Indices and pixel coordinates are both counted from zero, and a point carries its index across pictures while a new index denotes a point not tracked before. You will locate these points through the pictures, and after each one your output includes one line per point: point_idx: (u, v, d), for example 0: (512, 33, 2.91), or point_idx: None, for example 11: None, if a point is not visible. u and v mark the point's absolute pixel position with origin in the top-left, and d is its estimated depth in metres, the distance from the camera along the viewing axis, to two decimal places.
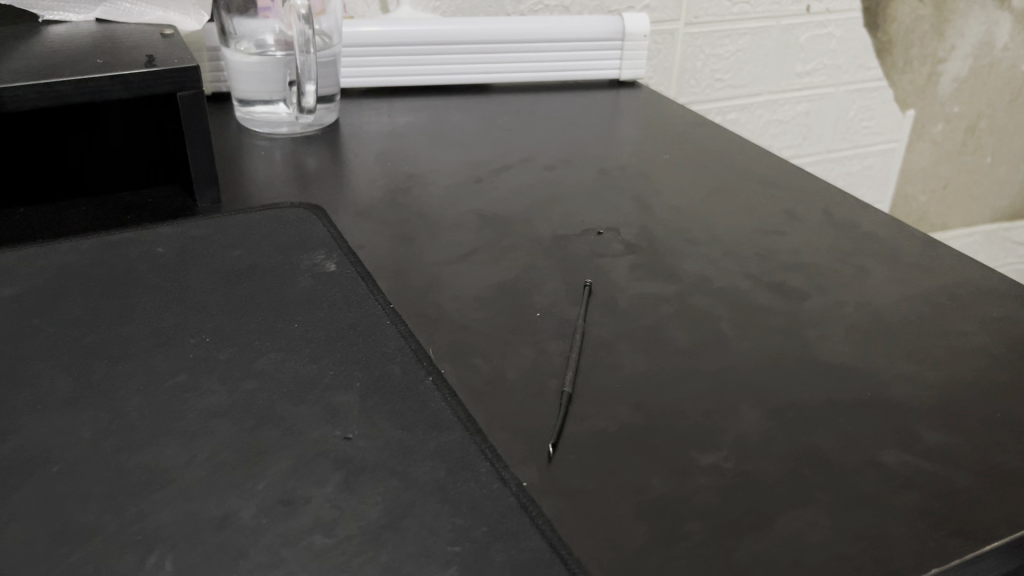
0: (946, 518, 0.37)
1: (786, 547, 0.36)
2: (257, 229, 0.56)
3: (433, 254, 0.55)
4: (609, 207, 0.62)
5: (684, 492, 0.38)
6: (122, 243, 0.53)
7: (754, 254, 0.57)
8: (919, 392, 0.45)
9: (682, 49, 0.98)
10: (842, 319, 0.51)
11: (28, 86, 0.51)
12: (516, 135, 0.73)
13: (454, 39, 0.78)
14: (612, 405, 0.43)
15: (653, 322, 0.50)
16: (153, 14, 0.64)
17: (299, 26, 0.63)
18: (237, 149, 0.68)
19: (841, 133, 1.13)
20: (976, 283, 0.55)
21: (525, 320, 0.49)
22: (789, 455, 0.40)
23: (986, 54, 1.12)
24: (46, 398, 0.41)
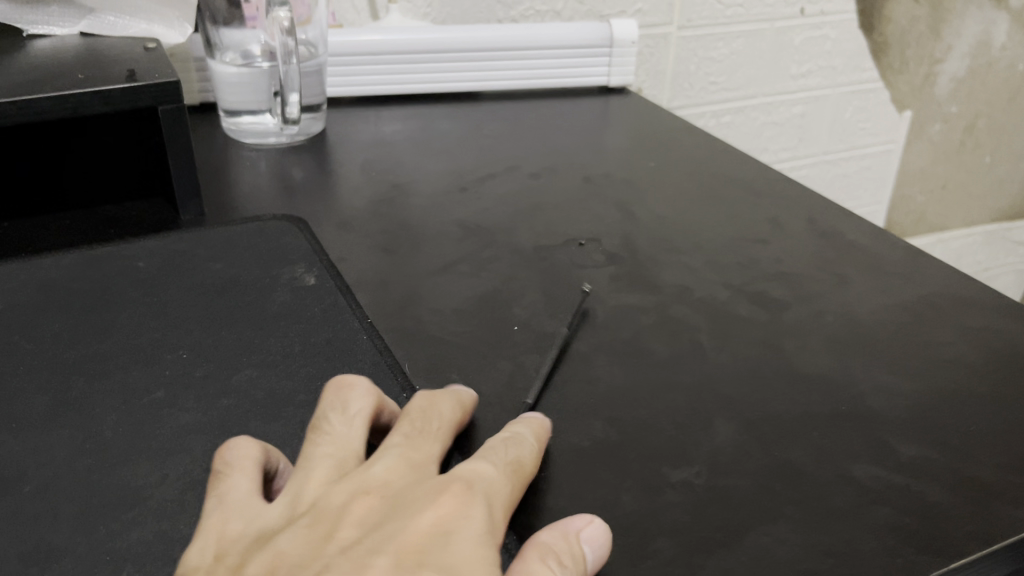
0: (918, 533, 0.37)
1: (755, 564, 0.35)
2: (238, 242, 0.56)
3: (414, 265, 0.55)
4: (592, 216, 0.62)
5: (654, 509, 0.38)
6: (104, 257, 0.54)
7: (736, 264, 0.57)
8: (895, 404, 0.45)
9: (676, 53, 0.97)
10: (822, 330, 0.50)
11: (9, 102, 0.51)
12: (503, 144, 0.73)
13: (442, 47, 0.77)
14: (586, 419, 0.43)
15: (631, 334, 0.49)
16: (137, 27, 0.64)
17: (282, 37, 0.63)
18: (224, 159, 0.68)
19: (838, 135, 1.13)
20: (959, 291, 0.54)
21: (504, 332, 0.49)
22: (762, 470, 0.40)
23: (983, 54, 1.11)
24: (21, 416, 0.41)
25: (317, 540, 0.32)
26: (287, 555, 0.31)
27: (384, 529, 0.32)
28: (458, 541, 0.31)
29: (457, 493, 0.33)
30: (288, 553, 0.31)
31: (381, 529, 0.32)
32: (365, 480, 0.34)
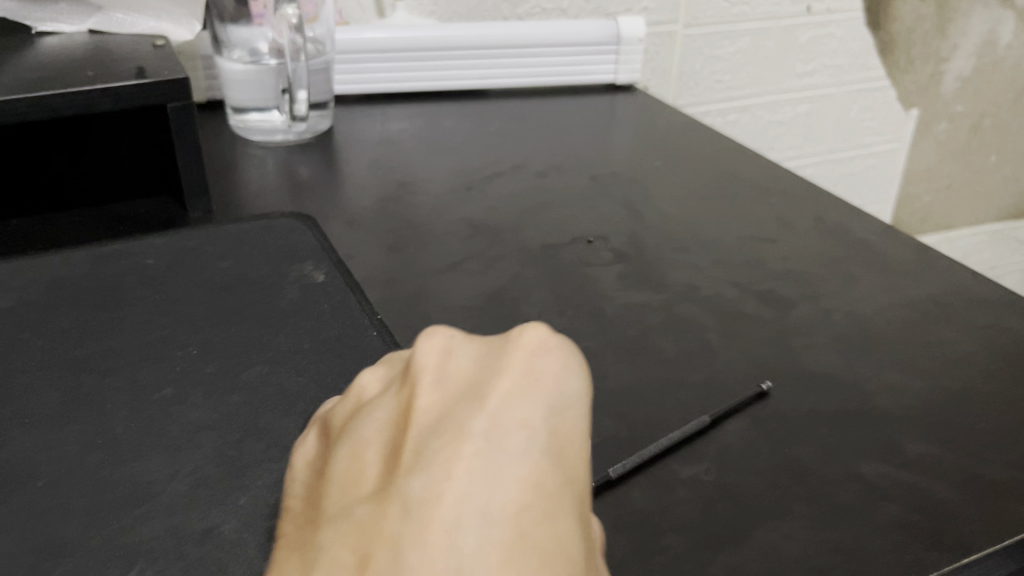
0: (926, 530, 0.37)
1: (764, 561, 0.35)
2: (246, 240, 0.56)
3: (421, 263, 0.55)
4: (599, 214, 0.62)
5: (664, 506, 0.38)
6: (113, 255, 0.54)
7: (743, 262, 0.57)
8: (903, 402, 0.45)
9: (681, 52, 0.97)
10: (829, 328, 0.51)
11: (20, 99, 0.52)
12: (510, 142, 0.73)
13: (449, 45, 0.77)
14: (595, 416, 0.43)
15: (639, 333, 0.50)
16: (146, 24, 0.65)
17: (290, 34, 0.64)
18: (231, 157, 0.68)
19: (844, 134, 1.13)
20: (967, 290, 0.54)
21: (512, 330, 0.49)
22: (770, 467, 0.40)
23: (989, 53, 1.10)
24: (33, 412, 0.41)
25: (397, 421, 0.26)
26: (370, 444, 0.26)
27: (466, 393, 0.26)
28: (565, 403, 0.26)
29: (529, 342, 0.27)
30: (370, 440, 0.26)
31: (464, 390, 0.26)
32: (424, 360, 0.27)
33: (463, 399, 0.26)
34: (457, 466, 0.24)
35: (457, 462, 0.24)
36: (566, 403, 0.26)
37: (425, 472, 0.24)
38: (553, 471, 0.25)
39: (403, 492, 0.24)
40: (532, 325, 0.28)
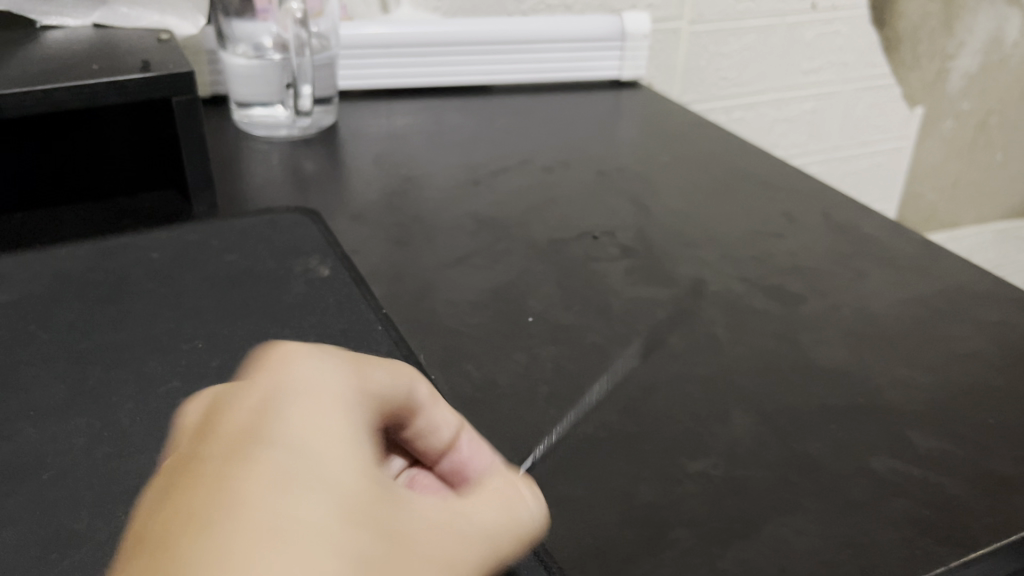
0: (936, 524, 0.37)
1: (775, 555, 0.35)
2: (251, 234, 0.56)
3: (426, 258, 0.55)
4: (605, 210, 0.62)
5: (673, 499, 0.38)
6: (118, 248, 0.54)
7: (750, 258, 0.57)
8: (913, 397, 0.44)
9: (687, 49, 0.96)
10: (837, 324, 0.50)
11: (24, 92, 0.51)
12: (515, 137, 0.73)
13: (453, 40, 0.77)
14: (602, 410, 0.43)
15: (647, 328, 0.49)
16: (150, 18, 0.64)
17: (295, 28, 0.64)
18: (235, 152, 0.68)
19: (849, 132, 1.12)
20: (976, 285, 0.54)
21: (519, 324, 0.49)
22: (779, 462, 0.40)
23: (995, 51, 1.10)
24: (38, 404, 0.41)
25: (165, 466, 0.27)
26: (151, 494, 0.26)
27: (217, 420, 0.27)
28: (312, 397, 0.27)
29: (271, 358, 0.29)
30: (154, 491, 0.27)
31: (220, 419, 0.27)
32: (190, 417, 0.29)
33: (213, 427, 0.27)
34: (207, 475, 0.25)
35: (205, 481, 0.24)
36: (308, 395, 0.27)
37: (184, 497, 0.24)
38: (331, 457, 0.25)
39: (155, 522, 0.23)
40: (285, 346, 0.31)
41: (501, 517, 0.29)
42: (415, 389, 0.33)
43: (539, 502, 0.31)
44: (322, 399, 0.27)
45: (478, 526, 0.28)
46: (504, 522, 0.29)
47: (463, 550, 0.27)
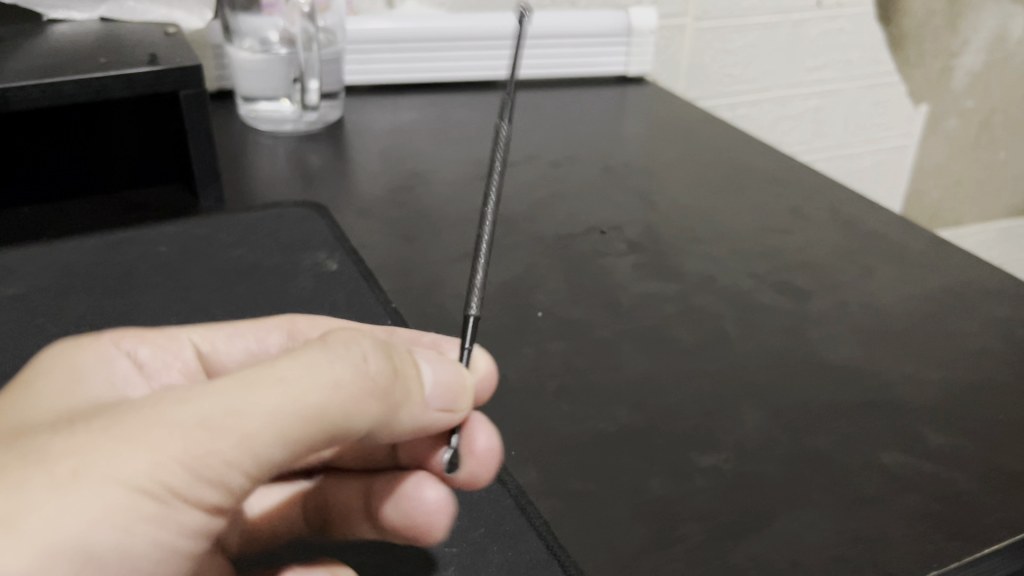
0: (947, 519, 0.37)
1: (786, 550, 0.35)
2: (259, 227, 0.56)
3: (434, 253, 0.55)
4: (612, 205, 0.62)
5: (684, 494, 0.38)
6: (126, 242, 0.54)
7: (758, 254, 0.56)
8: (922, 392, 0.44)
9: (692, 45, 0.96)
10: (846, 319, 0.50)
11: (33, 86, 0.51)
12: (521, 133, 0.72)
13: (459, 36, 0.77)
14: (613, 405, 0.43)
15: (655, 323, 0.49)
16: (157, 12, 0.64)
17: (303, 22, 0.65)
18: (242, 146, 0.67)
19: (852, 129, 1.12)
20: (984, 282, 0.54)
21: (527, 319, 0.49)
22: (789, 457, 0.40)
23: (1000, 49, 1.10)
24: None
25: None
26: None
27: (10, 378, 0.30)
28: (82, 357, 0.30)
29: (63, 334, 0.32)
30: None
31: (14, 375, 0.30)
32: None
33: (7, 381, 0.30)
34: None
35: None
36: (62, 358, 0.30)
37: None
38: (67, 390, 0.29)
39: None
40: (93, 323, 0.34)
41: (283, 376, 0.26)
42: (247, 350, 0.36)
43: (335, 356, 0.28)
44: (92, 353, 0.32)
45: (239, 382, 0.26)
46: (287, 375, 0.26)
47: (197, 407, 0.25)
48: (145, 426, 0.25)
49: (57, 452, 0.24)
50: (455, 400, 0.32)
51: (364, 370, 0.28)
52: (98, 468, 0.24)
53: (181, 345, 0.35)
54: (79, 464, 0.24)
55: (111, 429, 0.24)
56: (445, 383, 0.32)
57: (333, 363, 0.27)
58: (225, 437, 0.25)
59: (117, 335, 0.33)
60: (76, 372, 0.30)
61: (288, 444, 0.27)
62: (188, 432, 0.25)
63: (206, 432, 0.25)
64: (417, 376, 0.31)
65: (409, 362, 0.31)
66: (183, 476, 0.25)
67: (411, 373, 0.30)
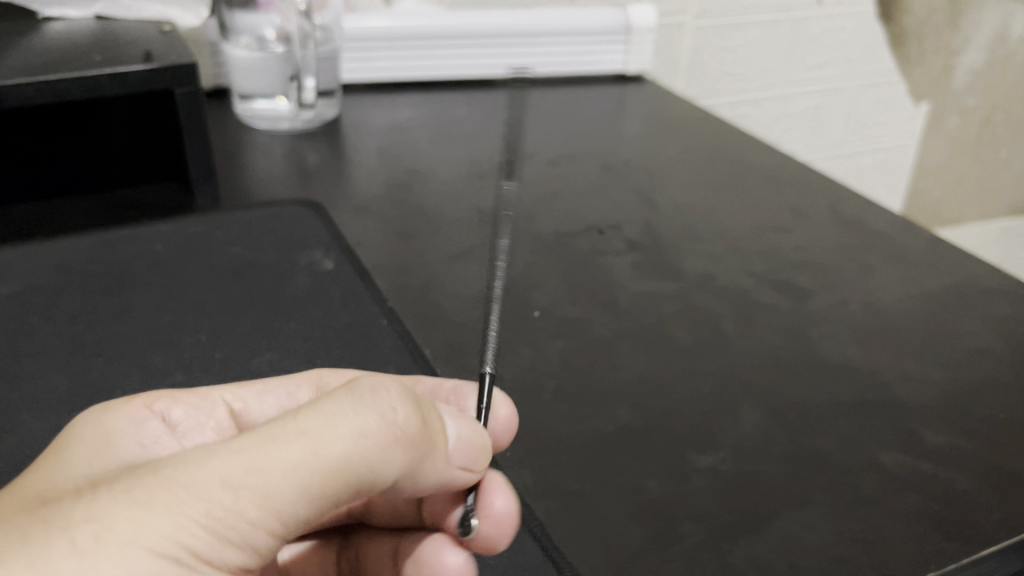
0: (947, 520, 0.36)
1: (785, 551, 0.35)
2: (255, 226, 0.56)
3: (431, 252, 0.55)
4: (610, 203, 0.61)
5: (682, 494, 0.37)
6: (121, 240, 0.53)
7: (757, 252, 0.56)
8: (923, 392, 0.44)
9: (692, 43, 0.96)
10: (846, 318, 0.50)
11: (26, 83, 0.51)
12: (520, 131, 0.72)
13: (458, 33, 0.76)
14: (610, 404, 0.42)
15: (654, 322, 0.49)
16: (153, 9, 0.64)
17: (298, 20, 0.66)
18: (238, 144, 0.67)
19: (853, 128, 1.12)
20: (984, 281, 0.54)
21: (525, 318, 0.49)
22: (788, 457, 0.39)
23: (1001, 47, 1.09)
24: (40, 397, 0.41)
25: None
26: None
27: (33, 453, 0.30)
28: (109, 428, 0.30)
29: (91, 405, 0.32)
30: None
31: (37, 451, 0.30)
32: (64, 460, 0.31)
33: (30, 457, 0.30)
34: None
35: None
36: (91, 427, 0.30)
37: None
38: (97, 454, 0.29)
39: None
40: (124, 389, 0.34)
41: (307, 430, 0.26)
42: (278, 407, 0.35)
43: (359, 405, 0.27)
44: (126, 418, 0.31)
45: (261, 438, 0.25)
46: (309, 428, 0.26)
47: (220, 465, 0.25)
48: (168, 488, 0.24)
49: (80, 516, 0.24)
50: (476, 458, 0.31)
51: (392, 420, 0.27)
52: (119, 533, 0.23)
53: (213, 405, 0.34)
54: (97, 527, 0.23)
55: (134, 491, 0.24)
56: (468, 438, 0.31)
57: (364, 419, 0.27)
58: (247, 494, 0.25)
59: (149, 397, 0.32)
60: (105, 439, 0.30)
61: (312, 499, 0.26)
62: (210, 490, 0.24)
63: (228, 491, 0.25)
64: (442, 428, 0.30)
65: (433, 412, 0.30)
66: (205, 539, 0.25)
67: (437, 423, 0.30)
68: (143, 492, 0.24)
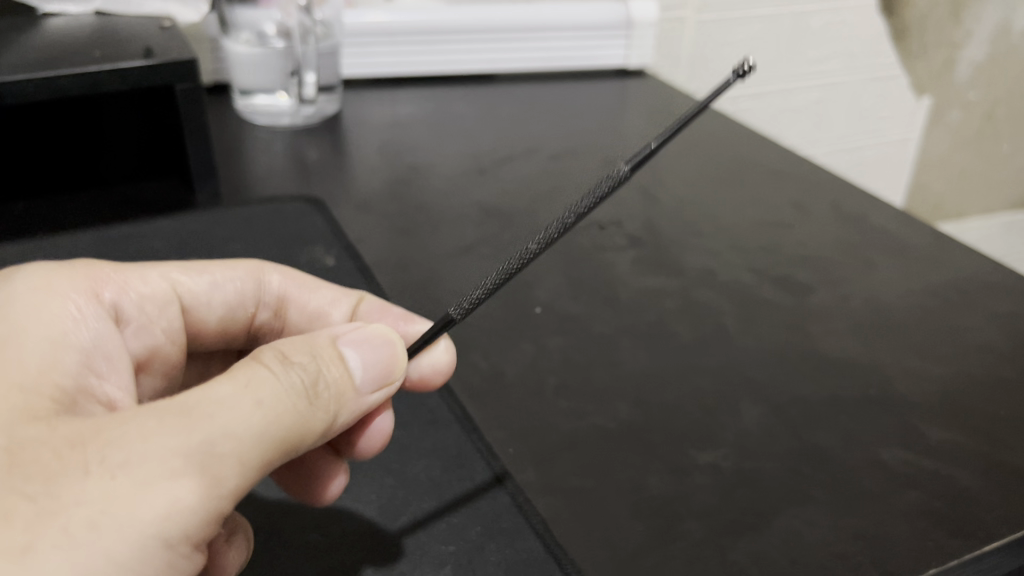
0: (949, 517, 0.36)
1: (785, 547, 0.35)
2: (255, 223, 0.56)
3: (433, 248, 0.55)
4: (612, 198, 0.61)
5: (683, 492, 0.37)
6: (121, 238, 0.54)
7: (759, 248, 0.56)
8: (924, 388, 0.44)
9: (693, 36, 0.95)
10: (848, 314, 0.50)
11: (27, 79, 0.51)
12: (520, 125, 0.72)
13: (458, 28, 0.76)
14: (612, 401, 0.42)
15: (655, 319, 0.49)
16: (153, 5, 0.64)
17: (298, 15, 0.66)
18: (239, 140, 0.67)
19: (853, 122, 1.12)
20: (985, 277, 0.53)
21: (525, 315, 0.49)
22: (790, 453, 0.40)
23: (1004, 40, 1.08)
24: None
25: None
26: None
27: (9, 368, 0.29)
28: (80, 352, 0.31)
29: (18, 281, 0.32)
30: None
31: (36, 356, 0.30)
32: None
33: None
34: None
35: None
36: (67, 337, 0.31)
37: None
38: (34, 362, 0.29)
39: None
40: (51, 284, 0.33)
41: (244, 411, 0.27)
42: (212, 281, 0.40)
43: (281, 381, 0.29)
44: (43, 301, 0.32)
45: (201, 407, 0.27)
46: (250, 404, 0.27)
47: (174, 444, 0.25)
48: (127, 454, 0.25)
49: (55, 489, 0.24)
50: (387, 377, 0.33)
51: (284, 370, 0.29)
52: (91, 510, 0.24)
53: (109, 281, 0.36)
54: (69, 504, 0.24)
55: (98, 460, 0.25)
56: (372, 363, 0.33)
57: (264, 365, 0.29)
58: (207, 472, 0.26)
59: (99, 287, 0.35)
60: (52, 335, 0.31)
61: (257, 473, 0.28)
62: (175, 465, 0.25)
63: (193, 467, 0.26)
64: (343, 369, 0.32)
65: (330, 353, 0.32)
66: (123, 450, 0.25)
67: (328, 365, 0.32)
68: (98, 459, 0.25)
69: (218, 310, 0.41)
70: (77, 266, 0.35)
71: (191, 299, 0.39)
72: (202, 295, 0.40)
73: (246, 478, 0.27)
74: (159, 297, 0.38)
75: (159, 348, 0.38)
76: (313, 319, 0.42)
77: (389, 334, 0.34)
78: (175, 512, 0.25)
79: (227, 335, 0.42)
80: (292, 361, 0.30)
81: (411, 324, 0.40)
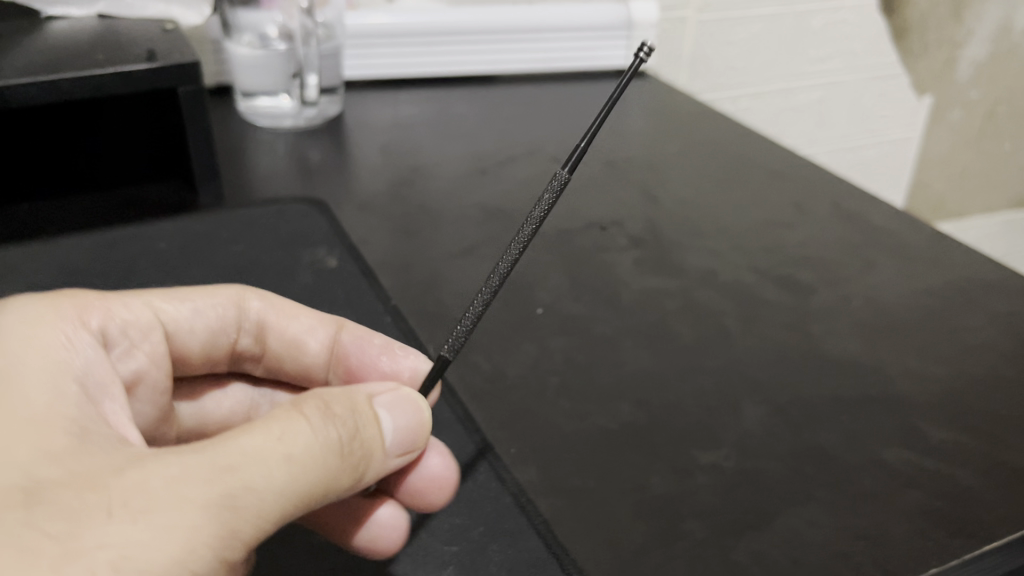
0: (950, 516, 0.36)
1: (787, 547, 0.35)
2: (258, 224, 0.56)
3: (434, 249, 0.55)
4: (613, 199, 0.61)
5: (685, 492, 0.37)
6: (124, 240, 0.55)
7: (760, 249, 0.56)
8: (925, 388, 0.44)
9: (694, 36, 0.95)
10: (848, 314, 0.50)
11: (30, 82, 0.51)
12: (523, 127, 0.72)
13: (461, 29, 0.76)
14: (613, 402, 0.43)
15: (656, 319, 0.49)
16: (156, 8, 0.64)
17: (301, 18, 0.67)
18: (241, 142, 0.67)
19: (855, 121, 1.12)
20: (986, 276, 0.54)
21: (527, 316, 0.49)
22: (791, 454, 0.40)
23: (1005, 39, 1.08)
24: None
25: None
26: None
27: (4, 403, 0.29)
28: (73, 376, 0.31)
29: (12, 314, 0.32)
30: None
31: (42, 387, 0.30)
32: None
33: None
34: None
35: None
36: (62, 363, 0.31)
37: None
38: (37, 394, 0.29)
39: None
40: (37, 313, 0.32)
41: (272, 465, 0.27)
42: (194, 306, 0.40)
43: (317, 439, 0.29)
44: (33, 333, 0.31)
45: (232, 459, 0.27)
46: (279, 459, 0.28)
47: (199, 492, 0.26)
48: (152, 499, 0.25)
49: (76, 529, 0.24)
50: (413, 442, 0.34)
51: (324, 425, 0.30)
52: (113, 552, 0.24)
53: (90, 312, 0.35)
54: (91, 545, 0.24)
55: (121, 504, 0.25)
56: (402, 427, 0.33)
57: (308, 421, 0.29)
58: (225, 522, 0.26)
59: (84, 313, 0.35)
60: (48, 356, 0.31)
61: (273, 526, 0.28)
62: (196, 512, 0.25)
63: (214, 515, 0.26)
64: (375, 430, 0.32)
65: (366, 412, 0.32)
66: (146, 496, 0.25)
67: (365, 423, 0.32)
68: (121, 503, 0.25)
69: (199, 336, 0.40)
70: (61, 295, 0.34)
71: (172, 324, 0.39)
72: (183, 317, 0.39)
73: (262, 529, 0.27)
74: (144, 323, 0.37)
75: (143, 372, 0.38)
76: (291, 345, 0.43)
77: (418, 400, 0.35)
78: (194, 558, 0.25)
79: (210, 360, 0.42)
80: (331, 417, 0.30)
81: (396, 353, 0.42)
